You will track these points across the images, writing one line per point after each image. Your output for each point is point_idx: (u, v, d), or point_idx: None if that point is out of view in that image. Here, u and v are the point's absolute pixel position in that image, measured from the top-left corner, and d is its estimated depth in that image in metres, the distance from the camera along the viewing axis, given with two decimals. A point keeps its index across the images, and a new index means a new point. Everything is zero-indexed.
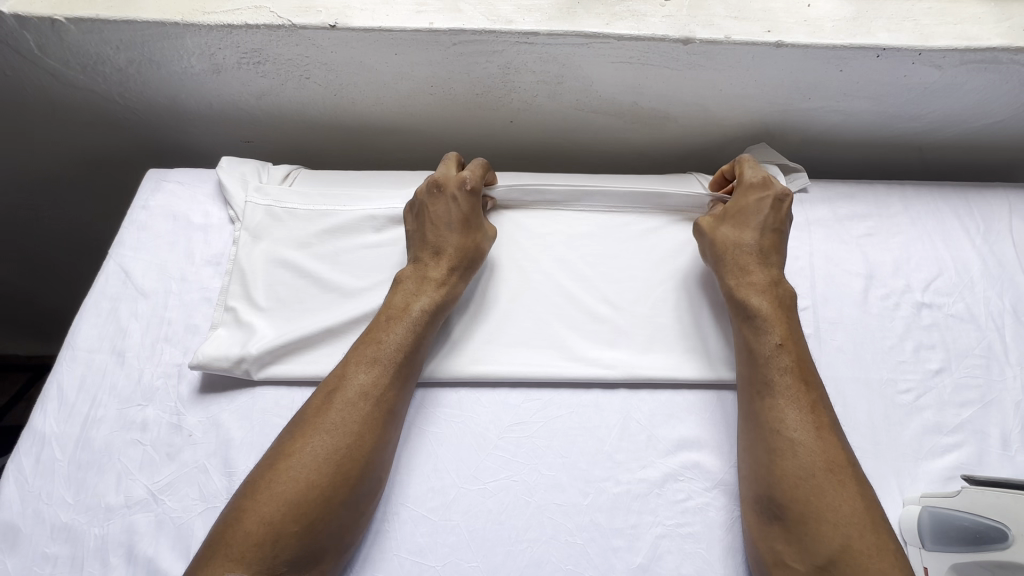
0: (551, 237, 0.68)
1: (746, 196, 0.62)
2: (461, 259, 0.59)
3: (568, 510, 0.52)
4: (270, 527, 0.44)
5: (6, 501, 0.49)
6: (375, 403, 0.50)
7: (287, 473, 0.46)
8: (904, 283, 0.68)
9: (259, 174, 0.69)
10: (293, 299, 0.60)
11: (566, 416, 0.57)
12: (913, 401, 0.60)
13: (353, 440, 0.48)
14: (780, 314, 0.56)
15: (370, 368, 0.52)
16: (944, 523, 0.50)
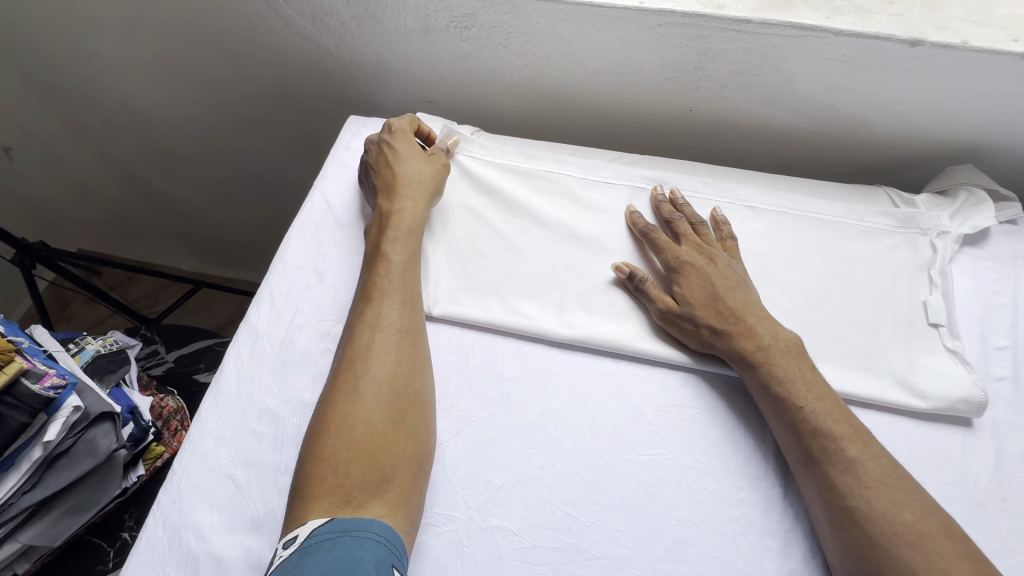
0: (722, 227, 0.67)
1: (703, 257, 0.61)
2: (425, 193, 0.63)
3: (720, 498, 0.52)
4: (342, 462, 0.47)
5: (227, 379, 0.57)
6: (390, 326, 0.54)
7: (342, 408, 0.50)
8: None
9: (447, 128, 0.74)
10: (471, 247, 0.65)
11: (723, 407, 0.56)
12: None
13: (385, 364, 0.52)
14: (796, 369, 0.53)
15: (370, 300, 0.56)
16: None
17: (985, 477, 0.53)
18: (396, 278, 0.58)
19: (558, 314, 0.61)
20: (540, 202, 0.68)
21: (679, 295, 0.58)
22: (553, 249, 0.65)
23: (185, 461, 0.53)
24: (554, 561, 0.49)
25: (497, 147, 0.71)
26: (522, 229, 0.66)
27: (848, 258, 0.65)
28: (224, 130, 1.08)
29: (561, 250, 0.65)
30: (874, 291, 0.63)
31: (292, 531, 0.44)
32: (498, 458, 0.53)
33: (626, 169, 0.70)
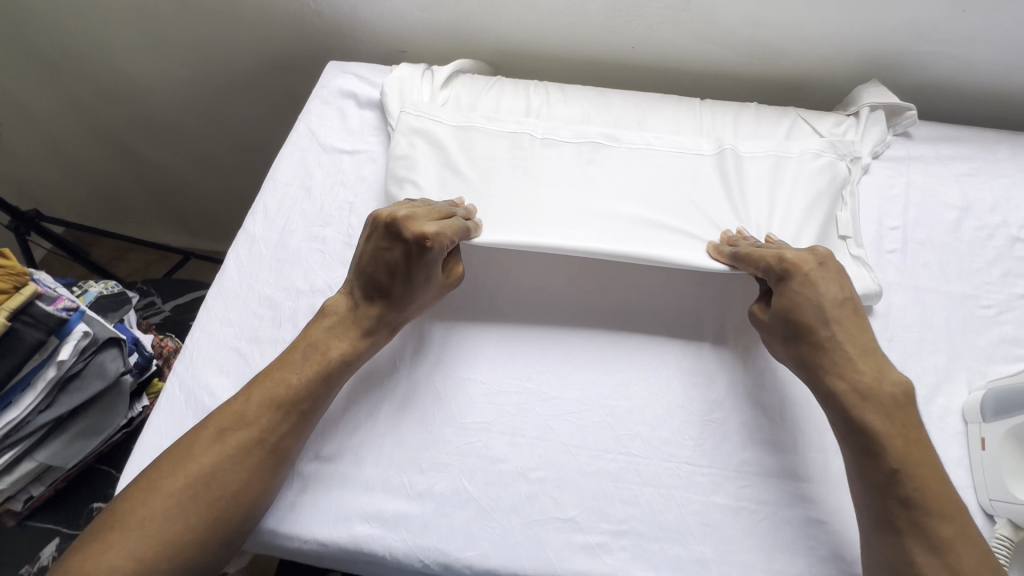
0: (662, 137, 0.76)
1: (831, 268, 0.57)
2: (416, 252, 0.56)
3: (656, 349, 0.61)
4: (263, 407, 0.53)
5: (229, 275, 0.65)
6: (358, 325, 0.58)
7: (292, 367, 0.55)
8: (1001, 219, 0.71)
9: (419, 78, 0.79)
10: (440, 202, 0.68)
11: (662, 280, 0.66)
12: (993, 316, 0.64)
13: (346, 353, 0.56)
14: (879, 410, 0.51)
15: (343, 340, 0.57)
16: (1007, 397, 0.54)
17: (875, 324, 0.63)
18: (382, 300, 0.58)
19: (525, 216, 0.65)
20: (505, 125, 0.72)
21: (785, 281, 0.56)
22: (516, 159, 0.70)
23: (195, 339, 0.61)
24: (518, 401, 0.58)
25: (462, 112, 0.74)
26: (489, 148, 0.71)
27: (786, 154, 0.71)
28: (210, 91, 1.15)
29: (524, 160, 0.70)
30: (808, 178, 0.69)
31: (142, 513, 0.47)
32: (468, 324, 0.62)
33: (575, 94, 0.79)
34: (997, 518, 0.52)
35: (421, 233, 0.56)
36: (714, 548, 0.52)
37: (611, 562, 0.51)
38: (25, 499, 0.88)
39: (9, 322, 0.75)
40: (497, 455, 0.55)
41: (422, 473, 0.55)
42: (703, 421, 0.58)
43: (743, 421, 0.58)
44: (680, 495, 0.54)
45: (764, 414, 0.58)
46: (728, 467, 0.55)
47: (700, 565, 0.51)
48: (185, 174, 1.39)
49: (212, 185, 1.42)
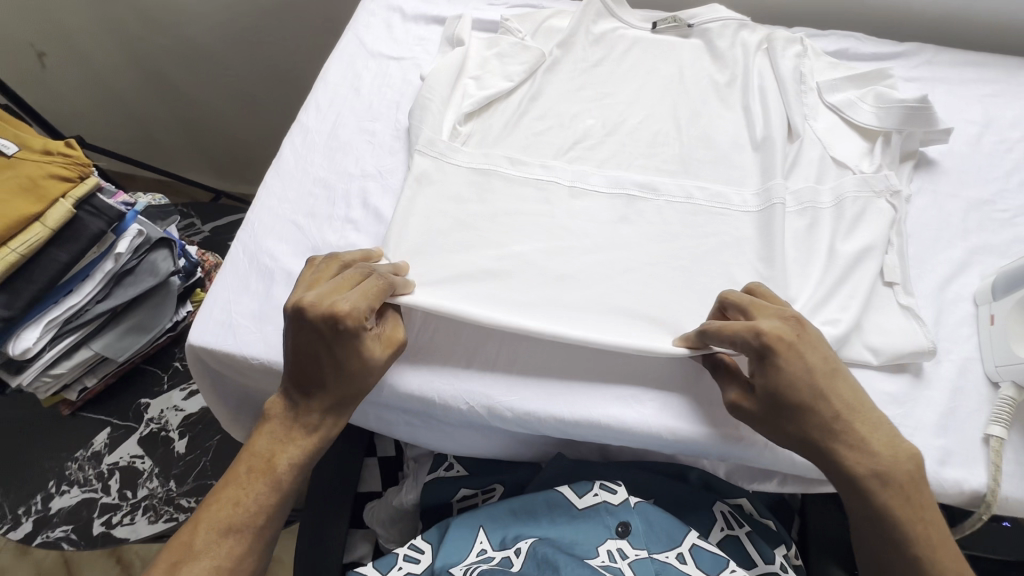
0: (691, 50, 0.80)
1: (806, 329, 0.51)
2: (335, 332, 0.50)
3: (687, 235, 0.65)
4: (215, 538, 0.51)
5: (285, 160, 0.70)
6: (302, 424, 0.55)
7: (239, 486, 0.53)
8: (1021, 135, 0.74)
9: (455, 81, 0.74)
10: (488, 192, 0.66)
11: (691, 173, 0.69)
12: (1008, 218, 0.67)
13: (293, 458, 0.54)
14: (879, 493, 0.49)
15: (288, 447, 0.54)
16: (1014, 275, 0.58)
17: (902, 217, 0.66)
18: (320, 394, 0.55)
19: (574, 151, 0.70)
20: (547, 47, 0.79)
21: (767, 358, 0.49)
22: (557, 119, 0.73)
23: (257, 214, 0.66)
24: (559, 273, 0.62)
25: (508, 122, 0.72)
26: (535, 66, 0.77)
27: (813, 83, 0.76)
28: (252, 15, 1.20)
29: (567, 87, 0.76)
30: (826, 101, 0.74)
31: None
32: (510, 199, 0.66)
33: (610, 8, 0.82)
34: (1000, 382, 0.56)
35: (337, 318, 0.50)
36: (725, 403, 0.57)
37: (642, 410, 0.57)
38: (79, 391, 0.94)
39: (75, 210, 0.78)
40: (539, 319, 0.59)
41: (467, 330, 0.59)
42: None
43: None
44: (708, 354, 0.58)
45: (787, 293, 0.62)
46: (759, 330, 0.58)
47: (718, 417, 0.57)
48: (219, 108, 1.43)
49: (245, 121, 1.46)
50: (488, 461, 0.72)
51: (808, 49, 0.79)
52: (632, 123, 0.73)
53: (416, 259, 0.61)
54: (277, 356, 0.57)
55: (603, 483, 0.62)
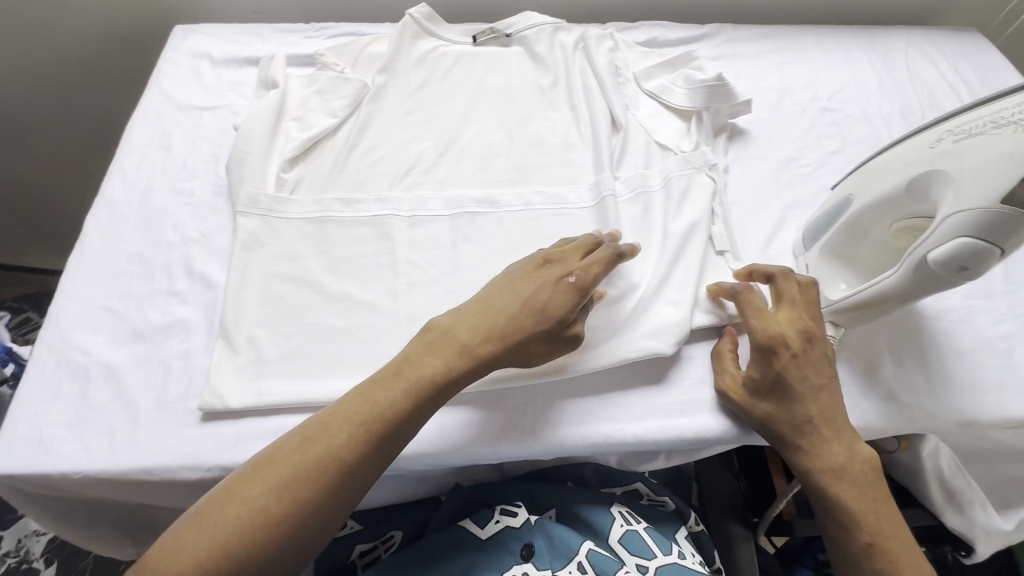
0: (512, 58, 0.82)
1: (818, 349, 0.54)
2: (559, 280, 0.55)
3: (532, 240, 0.66)
4: (223, 532, 0.43)
5: (90, 239, 0.63)
6: (387, 395, 0.50)
7: (261, 470, 0.46)
8: (812, 95, 0.82)
9: (275, 124, 0.71)
10: (318, 242, 0.64)
11: (527, 178, 0.71)
12: (811, 172, 0.74)
13: (360, 441, 0.48)
14: (846, 485, 0.51)
15: (353, 427, 0.48)
16: (813, 230, 0.64)
17: (721, 186, 0.71)
18: (405, 394, 0.50)
19: (409, 178, 0.70)
20: (369, 77, 0.77)
21: (771, 357, 0.54)
22: (390, 147, 0.72)
23: (61, 306, 0.59)
24: (411, 305, 0.60)
25: (339, 158, 0.70)
26: (359, 97, 0.75)
27: (630, 74, 0.80)
28: (54, 76, 1.08)
29: (395, 113, 0.75)
30: (644, 87, 0.78)
31: None
32: (348, 240, 0.64)
33: (426, 27, 0.81)
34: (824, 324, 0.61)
35: (569, 271, 0.55)
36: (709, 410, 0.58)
37: (519, 436, 0.57)
38: None
39: None
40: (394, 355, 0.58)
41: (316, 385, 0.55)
42: None
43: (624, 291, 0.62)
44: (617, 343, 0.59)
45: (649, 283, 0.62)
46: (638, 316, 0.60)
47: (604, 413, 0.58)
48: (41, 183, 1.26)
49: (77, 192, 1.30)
50: (382, 508, 0.69)
51: (618, 42, 0.84)
52: (464, 139, 0.74)
53: (258, 326, 0.58)
54: (101, 464, 0.51)
55: (503, 509, 0.62)
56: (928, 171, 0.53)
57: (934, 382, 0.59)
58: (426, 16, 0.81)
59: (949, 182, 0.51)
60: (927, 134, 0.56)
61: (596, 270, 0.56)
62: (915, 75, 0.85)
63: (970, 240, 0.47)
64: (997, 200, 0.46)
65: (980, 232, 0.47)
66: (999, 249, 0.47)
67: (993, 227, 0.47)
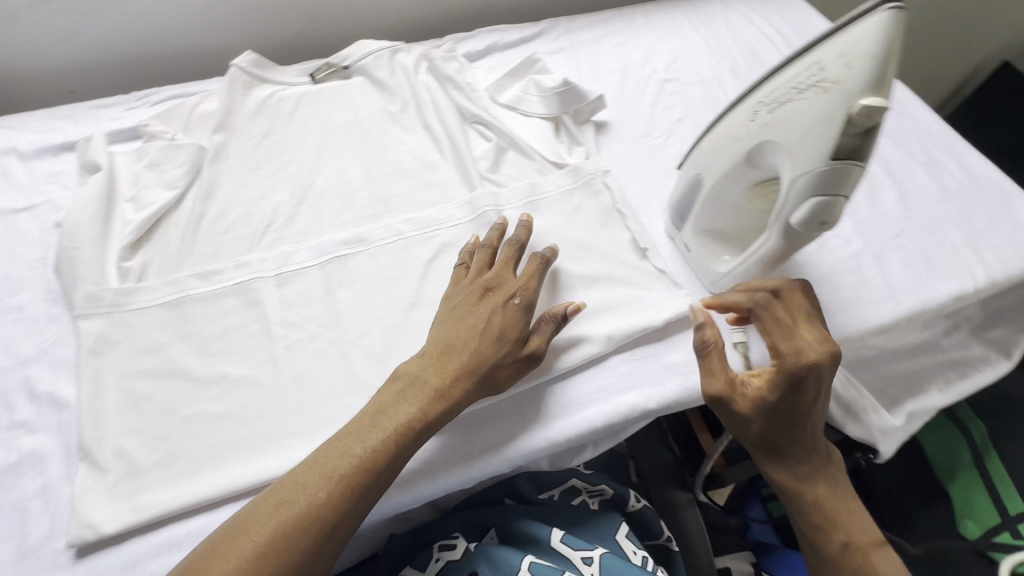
0: (355, 88, 0.80)
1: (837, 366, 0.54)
2: (517, 307, 0.56)
3: (408, 270, 0.64)
4: None
5: None
6: (362, 451, 0.47)
7: (231, 551, 0.42)
8: (651, 69, 0.86)
9: (105, 210, 0.65)
10: (178, 326, 0.59)
11: (393, 208, 0.69)
12: (663, 142, 0.78)
13: (327, 501, 0.45)
14: (820, 481, 0.57)
15: (320, 484, 0.46)
16: (678, 209, 0.66)
17: (593, 173, 0.71)
18: (390, 438, 0.48)
19: (269, 235, 0.66)
20: (205, 138, 0.73)
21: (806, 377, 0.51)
22: (243, 207, 0.68)
23: None
24: (293, 369, 0.57)
25: (187, 232, 0.66)
26: (197, 161, 0.70)
27: (481, 88, 0.79)
28: None
29: (242, 170, 0.71)
30: (501, 100, 0.78)
31: None
32: (212, 316, 0.60)
33: (256, 74, 0.77)
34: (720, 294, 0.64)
35: (515, 294, 0.56)
36: (635, 385, 0.59)
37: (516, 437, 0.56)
38: None
39: None
40: (284, 426, 0.54)
41: (201, 480, 0.51)
42: None
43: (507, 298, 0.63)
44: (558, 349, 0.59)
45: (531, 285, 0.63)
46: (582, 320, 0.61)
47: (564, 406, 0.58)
48: None
49: None
50: None
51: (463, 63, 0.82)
52: (321, 182, 0.71)
53: (123, 435, 0.52)
54: None
55: (441, 545, 0.62)
56: (756, 142, 0.53)
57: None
58: (254, 63, 0.78)
59: (779, 151, 0.51)
60: (742, 99, 0.55)
61: (534, 282, 0.58)
62: (736, 35, 0.92)
63: (818, 199, 0.49)
64: (825, 158, 0.47)
65: (824, 190, 0.49)
66: (843, 194, 0.49)
67: (827, 182, 0.48)
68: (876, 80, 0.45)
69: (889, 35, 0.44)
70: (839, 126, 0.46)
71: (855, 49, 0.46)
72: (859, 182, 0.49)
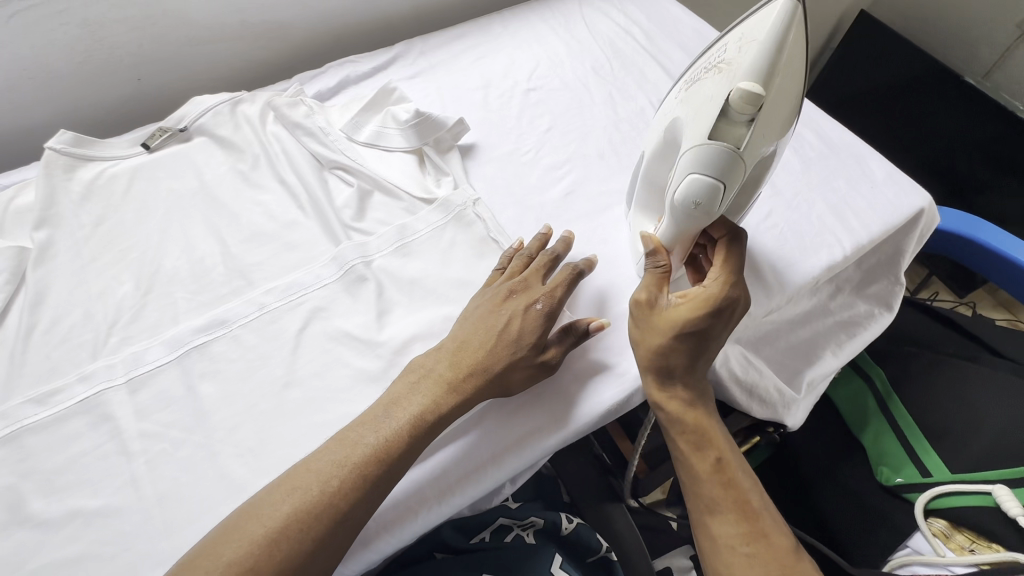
0: (196, 151, 0.73)
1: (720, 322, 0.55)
2: (519, 317, 0.57)
3: (276, 347, 0.59)
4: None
5: None
6: (373, 455, 0.49)
7: (230, 542, 0.44)
8: (514, 80, 0.84)
9: None
10: (12, 467, 0.52)
11: (253, 279, 0.64)
12: (533, 156, 0.76)
13: (328, 501, 0.46)
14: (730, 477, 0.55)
15: (325, 482, 0.47)
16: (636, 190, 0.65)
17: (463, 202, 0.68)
18: (384, 445, 0.49)
19: (114, 336, 0.60)
20: (25, 237, 0.64)
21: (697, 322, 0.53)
22: (80, 311, 0.61)
23: None
24: (156, 486, 0.52)
25: (13, 354, 0.58)
26: (17, 265, 0.62)
27: (336, 129, 0.73)
28: None
29: (75, 266, 0.64)
30: (359, 135, 0.73)
31: None
32: (56, 444, 0.53)
33: (77, 154, 0.69)
34: None
35: (539, 298, 0.58)
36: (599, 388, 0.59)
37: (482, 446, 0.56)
38: None
39: None
40: (152, 556, 0.49)
41: None
42: (348, 381, 0.58)
43: (389, 358, 0.59)
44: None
45: (412, 339, 0.60)
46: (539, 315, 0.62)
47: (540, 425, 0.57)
48: None
49: None
50: None
51: (313, 104, 0.77)
52: (169, 265, 0.65)
53: None
54: None
55: None
56: (675, 118, 0.50)
57: None
58: (73, 141, 0.69)
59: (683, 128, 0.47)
60: (686, 78, 0.52)
61: (560, 289, 0.59)
62: (594, 31, 0.91)
63: (696, 177, 0.45)
64: (703, 137, 0.43)
65: (703, 172, 0.44)
66: (726, 183, 0.44)
67: (710, 163, 0.44)
68: (770, 56, 0.39)
69: (788, 20, 0.39)
70: (722, 105, 0.42)
71: (755, 30, 0.41)
72: (745, 174, 0.44)
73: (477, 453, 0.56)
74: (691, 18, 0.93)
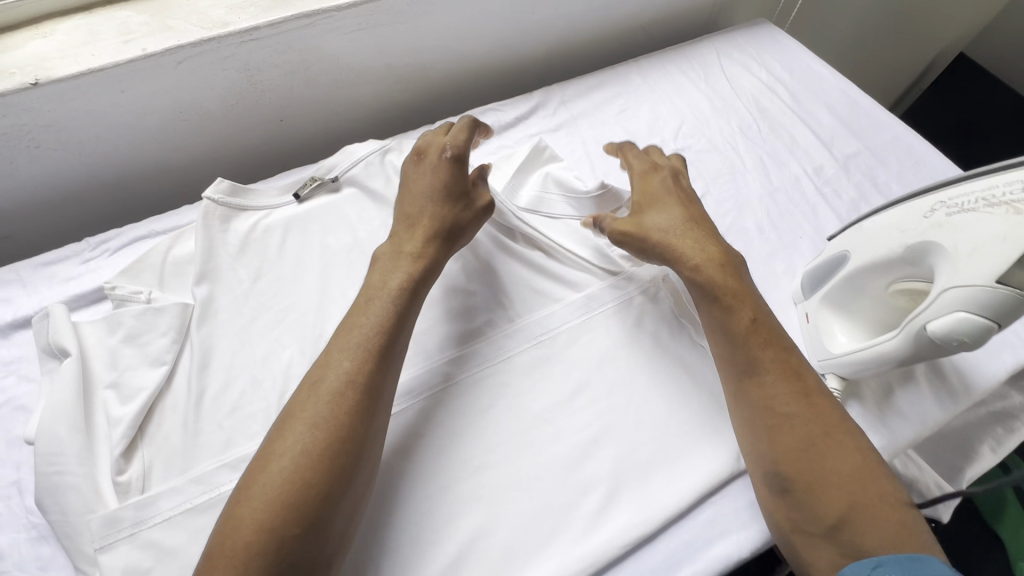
0: (348, 203, 0.71)
1: (751, 306, 0.56)
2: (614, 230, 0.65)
3: (454, 431, 0.57)
4: (285, 448, 0.46)
5: None
6: (393, 280, 0.56)
7: (317, 392, 0.48)
8: (660, 138, 0.81)
9: (83, 410, 0.55)
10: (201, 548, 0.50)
11: (422, 348, 0.62)
12: None
13: (375, 326, 0.53)
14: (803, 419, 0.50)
15: (367, 316, 0.53)
16: (812, 278, 0.63)
17: (630, 294, 0.66)
18: (406, 279, 0.57)
19: None
20: (187, 292, 0.63)
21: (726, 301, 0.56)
22: (248, 376, 0.59)
23: None
24: None
25: (186, 420, 0.56)
26: (183, 324, 0.61)
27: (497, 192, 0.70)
28: None
29: (238, 326, 0.62)
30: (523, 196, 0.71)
31: None
32: None
33: (233, 202, 0.67)
34: (831, 388, 0.59)
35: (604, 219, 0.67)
36: None
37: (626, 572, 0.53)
38: None
39: None
40: None
41: None
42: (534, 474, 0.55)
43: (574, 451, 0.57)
44: (668, 467, 0.56)
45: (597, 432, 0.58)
46: (682, 379, 0.61)
47: (713, 542, 0.54)
48: None
49: None
50: None
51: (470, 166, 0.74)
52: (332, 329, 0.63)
53: None
54: None
55: None
56: (923, 241, 0.47)
57: (885, 413, 0.60)
58: (228, 190, 0.67)
59: (943, 257, 0.45)
60: (920, 197, 0.50)
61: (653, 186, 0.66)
62: (736, 86, 0.88)
63: (966, 316, 0.42)
64: (989, 278, 0.41)
65: (972, 311, 0.42)
66: (998, 325, 0.42)
67: (984, 304, 0.42)
68: None
69: None
70: (1021, 250, 0.41)
71: None
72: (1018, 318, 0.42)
73: (655, 558, 0.53)
74: (836, 78, 0.90)
